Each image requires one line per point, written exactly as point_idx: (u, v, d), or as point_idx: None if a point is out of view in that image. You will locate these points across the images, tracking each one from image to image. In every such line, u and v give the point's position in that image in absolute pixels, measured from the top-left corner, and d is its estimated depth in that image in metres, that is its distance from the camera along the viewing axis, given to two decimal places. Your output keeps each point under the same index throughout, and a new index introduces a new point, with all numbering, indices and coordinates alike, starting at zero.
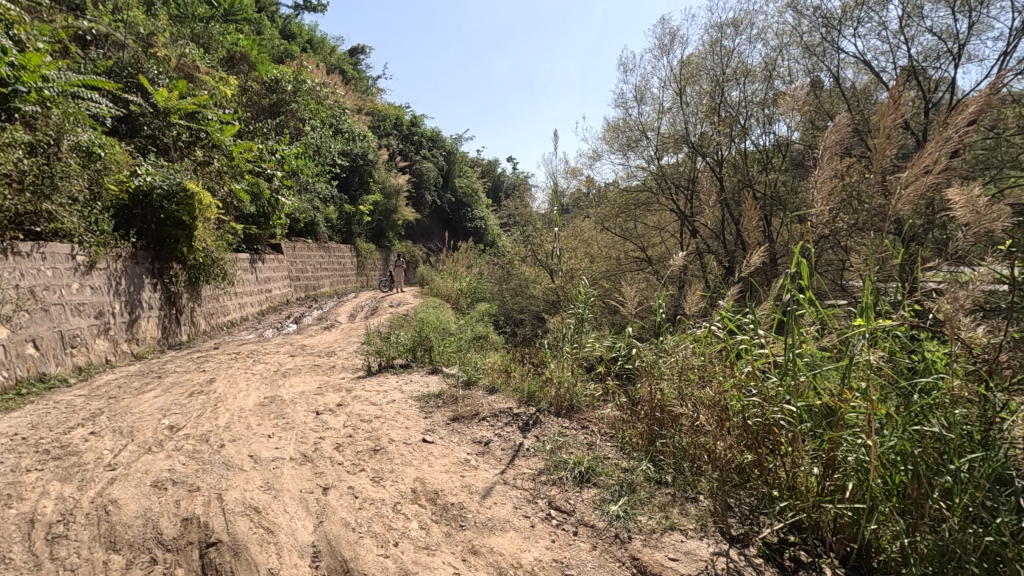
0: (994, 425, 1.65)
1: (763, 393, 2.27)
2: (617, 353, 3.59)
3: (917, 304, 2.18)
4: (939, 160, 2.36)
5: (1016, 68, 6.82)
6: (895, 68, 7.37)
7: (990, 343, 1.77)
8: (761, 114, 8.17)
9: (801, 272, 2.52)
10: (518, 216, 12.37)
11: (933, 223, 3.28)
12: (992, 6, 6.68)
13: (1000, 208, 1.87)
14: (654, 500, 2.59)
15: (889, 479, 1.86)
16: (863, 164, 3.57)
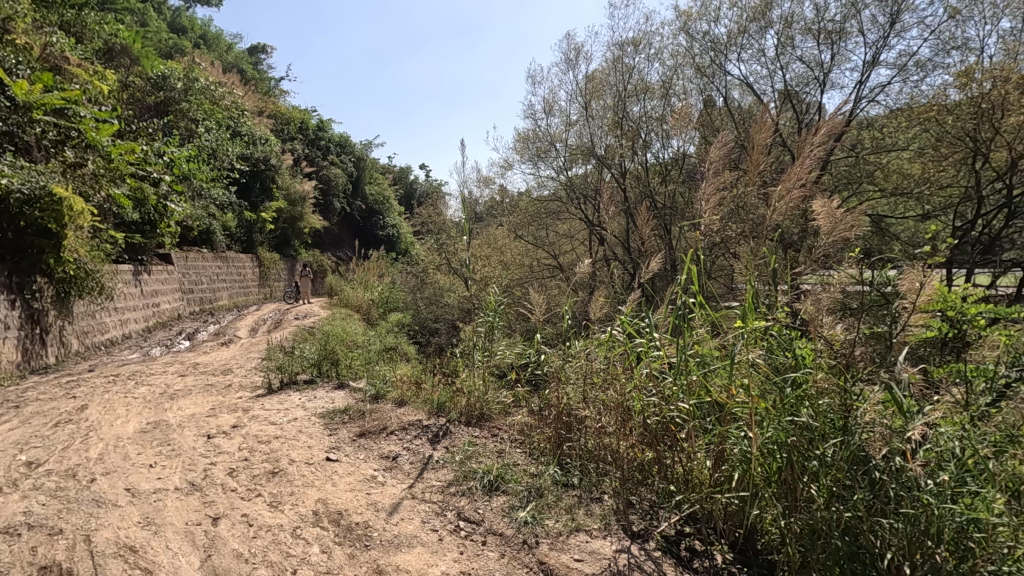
0: (850, 412, 1.85)
1: (661, 393, 2.41)
2: (527, 359, 3.64)
3: (792, 304, 2.38)
4: (805, 175, 2.64)
5: (870, 96, 7.81)
6: (773, 91, 8.18)
7: (847, 337, 1.98)
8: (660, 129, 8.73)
9: (691, 280, 2.72)
10: (430, 224, 12.29)
11: (804, 231, 3.63)
12: (849, 40, 7.60)
13: (850, 219, 2.13)
14: (561, 503, 2.64)
15: (768, 466, 2.03)
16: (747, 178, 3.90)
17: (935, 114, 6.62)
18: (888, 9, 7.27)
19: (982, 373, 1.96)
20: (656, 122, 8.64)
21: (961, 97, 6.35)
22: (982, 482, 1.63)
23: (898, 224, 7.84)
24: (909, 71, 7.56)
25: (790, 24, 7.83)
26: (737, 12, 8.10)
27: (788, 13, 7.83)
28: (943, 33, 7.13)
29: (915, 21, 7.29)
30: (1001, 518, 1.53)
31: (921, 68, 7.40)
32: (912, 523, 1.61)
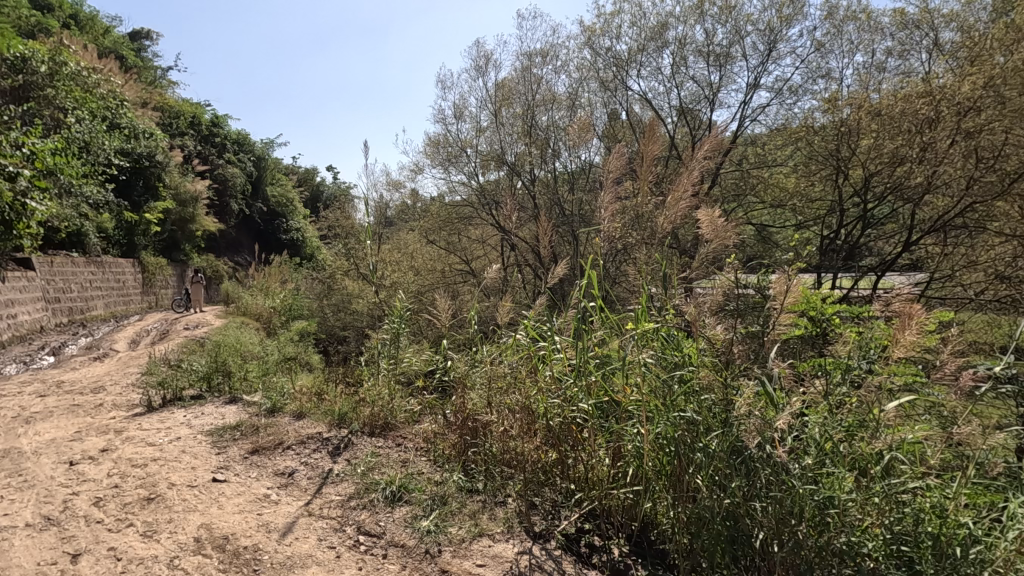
0: (730, 405, 1.98)
1: (563, 394, 2.47)
2: (434, 366, 3.57)
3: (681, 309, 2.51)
4: (692, 186, 2.82)
5: (751, 115, 8.59)
6: (670, 107, 8.81)
7: (726, 336, 2.16)
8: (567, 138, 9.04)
9: (592, 284, 2.83)
10: (338, 228, 11.86)
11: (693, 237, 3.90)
12: (735, 63, 8.30)
13: (729, 227, 2.31)
14: (465, 509, 2.63)
15: (659, 460, 2.15)
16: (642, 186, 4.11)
17: (804, 134, 7.40)
18: (766, 38, 8.00)
19: (838, 365, 2.19)
20: (563, 131, 8.93)
21: (826, 121, 7.12)
22: (837, 463, 1.83)
23: (778, 234, 8.70)
24: (785, 95, 8.38)
25: (683, 46, 8.42)
26: (636, 31, 8.60)
27: (681, 35, 8.42)
28: (811, 62, 7.99)
29: (788, 50, 8.12)
30: (852, 494, 1.73)
31: (794, 92, 8.24)
32: (780, 502, 1.76)
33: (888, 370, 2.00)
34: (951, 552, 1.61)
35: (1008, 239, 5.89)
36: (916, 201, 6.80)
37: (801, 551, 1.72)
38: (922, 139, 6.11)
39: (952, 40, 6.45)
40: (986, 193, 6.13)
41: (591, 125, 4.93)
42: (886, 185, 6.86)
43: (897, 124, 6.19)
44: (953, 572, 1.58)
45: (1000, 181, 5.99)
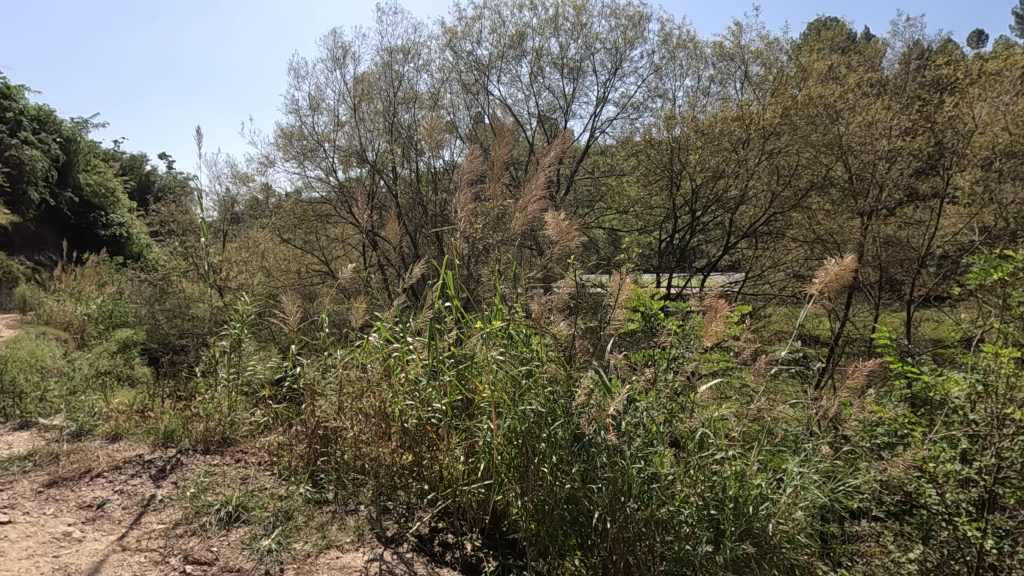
0: (571, 396, 2.11)
1: (418, 395, 2.45)
2: (281, 374, 3.33)
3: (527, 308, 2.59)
4: (539, 192, 2.94)
5: (600, 127, 9.30)
6: (529, 116, 9.32)
7: (569, 332, 2.31)
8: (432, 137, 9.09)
9: (446, 284, 2.85)
10: (172, 224, 10.58)
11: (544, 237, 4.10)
12: (587, 78, 8.91)
13: (570, 229, 2.48)
14: (312, 523, 2.50)
15: (508, 453, 2.22)
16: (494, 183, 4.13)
17: (645, 147, 7.90)
18: (612, 57, 8.69)
19: (665, 355, 2.47)
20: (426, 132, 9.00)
21: (663, 136, 7.72)
22: (660, 442, 2.05)
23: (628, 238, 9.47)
24: (629, 110, 9.18)
25: (540, 57, 8.83)
26: (495, 38, 8.86)
27: (538, 46, 8.83)
28: (650, 83, 8.85)
29: (631, 70, 8.89)
30: (671, 470, 1.96)
31: (637, 109, 9.05)
32: (612, 482, 1.93)
33: (702, 357, 2.31)
34: (747, 511, 1.94)
35: (801, 245, 7.24)
36: (735, 209, 7.72)
37: (630, 525, 1.90)
38: (737, 156, 7.09)
39: (758, 74, 7.45)
40: (784, 205, 7.37)
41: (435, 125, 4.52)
42: (710, 196, 7.84)
43: (718, 142, 7.07)
44: (748, 528, 1.91)
45: (794, 196, 7.21)
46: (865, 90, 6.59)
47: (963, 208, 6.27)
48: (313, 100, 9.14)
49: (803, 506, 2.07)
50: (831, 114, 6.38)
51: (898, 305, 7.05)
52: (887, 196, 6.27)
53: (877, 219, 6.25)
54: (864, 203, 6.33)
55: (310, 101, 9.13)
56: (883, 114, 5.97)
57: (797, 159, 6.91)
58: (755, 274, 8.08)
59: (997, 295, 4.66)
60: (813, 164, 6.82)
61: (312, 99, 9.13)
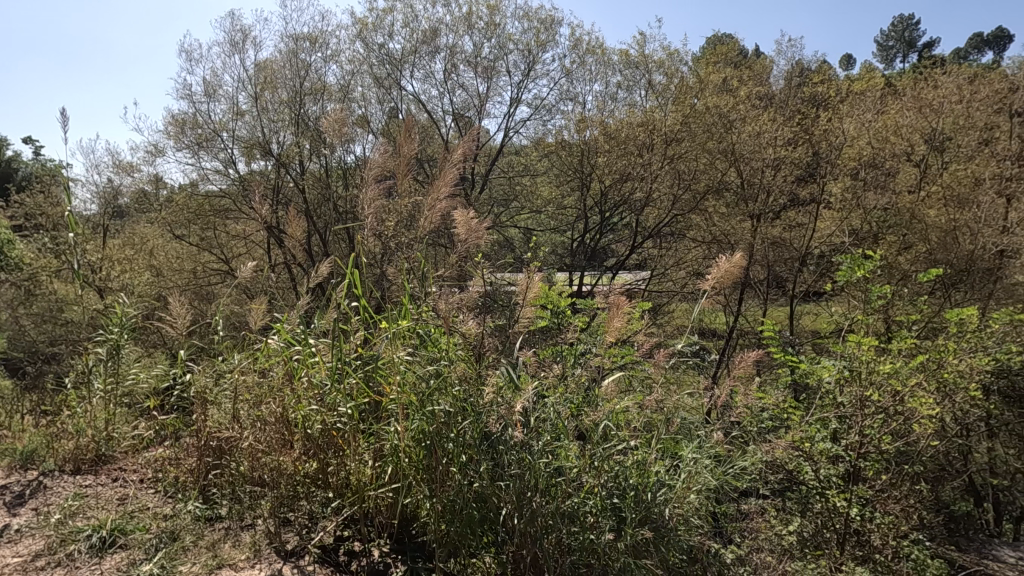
0: (478, 395, 2.11)
1: (322, 399, 2.34)
2: (168, 383, 3.06)
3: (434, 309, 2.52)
4: (449, 189, 2.88)
5: (514, 127, 9.41)
6: (443, 113, 9.24)
7: (478, 331, 2.31)
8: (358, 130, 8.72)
9: (353, 283, 2.70)
10: (39, 217, 9.40)
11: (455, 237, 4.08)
12: (501, 78, 8.96)
13: (479, 228, 2.49)
14: (202, 542, 2.31)
15: (415, 455, 2.15)
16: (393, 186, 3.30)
17: (556, 148, 8.16)
18: (525, 58, 8.80)
19: (572, 352, 2.57)
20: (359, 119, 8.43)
21: (574, 139, 7.97)
22: (566, 436, 2.11)
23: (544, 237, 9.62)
24: (541, 112, 9.34)
25: (454, 54, 8.77)
26: (408, 32, 8.68)
27: (451, 44, 8.76)
28: (562, 86, 9.05)
29: (543, 72, 9.04)
30: (576, 463, 2.03)
31: (549, 111, 9.23)
32: (520, 479, 1.96)
33: (607, 352, 2.42)
34: (647, 498, 2.07)
35: (700, 245, 7.77)
36: (640, 210, 8.13)
37: (536, 520, 1.94)
38: (641, 160, 7.42)
39: (661, 83, 7.80)
40: (684, 207, 7.89)
41: (336, 120, 3.28)
42: (618, 198, 8.17)
43: (625, 146, 7.40)
44: (647, 514, 2.04)
45: (693, 199, 7.74)
46: (754, 102, 7.14)
47: (836, 212, 7.00)
48: (208, 86, 8.48)
49: (695, 490, 2.24)
50: (726, 123, 6.83)
51: (783, 299, 7.75)
52: (773, 202, 6.80)
53: (764, 222, 6.74)
54: (753, 207, 6.78)
55: (206, 86, 8.46)
56: (769, 125, 6.46)
57: (695, 164, 7.37)
58: (658, 273, 8.61)
59: (863, 292, 5.25)
60: (709, 169, 7.29)
61: (208, 85, 8.47)
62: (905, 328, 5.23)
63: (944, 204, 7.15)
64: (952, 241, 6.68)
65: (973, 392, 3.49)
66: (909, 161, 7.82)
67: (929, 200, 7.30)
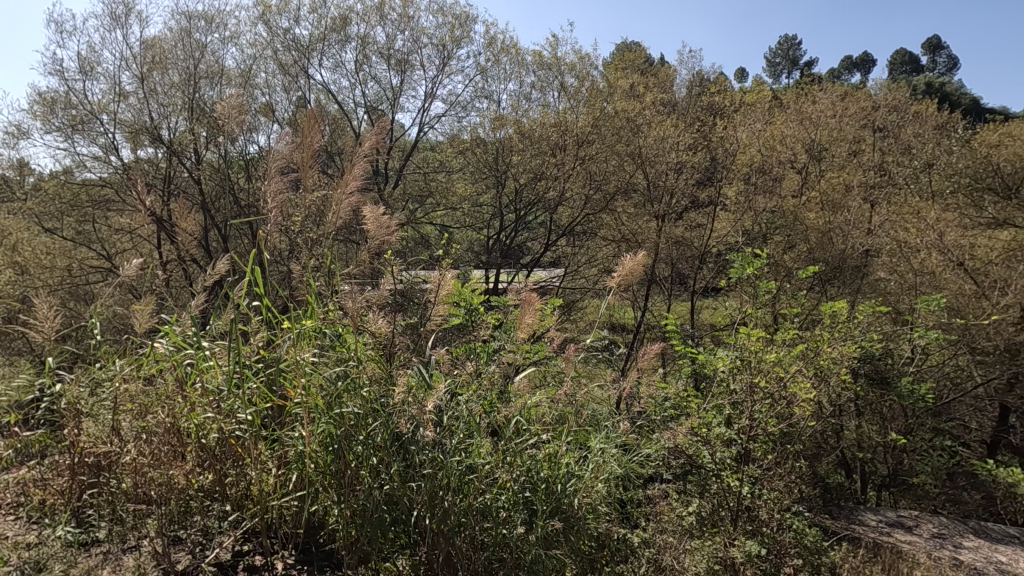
0: (388, 396, 2.07)
1: (219, 406, 2.18)
2: (33, 395, 2.71)
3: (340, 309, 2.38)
4: (357, 185, 2.72)
5: (429, 123, 9.26)
6: (355, 104, 8.92)
7: (388, 330, 2.27)
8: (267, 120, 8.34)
9: (256, 280, 2.38)
10: None
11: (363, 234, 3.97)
12: (415, 72, 8.79)
13: (390, 224, 2.43)
14: (75, 570, 2.08)
15: (321, 462, 2.00)
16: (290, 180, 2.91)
17: (472, 145, 8.25)
18: (440, 53, 8.69)
19: (485, 349, 2.63)
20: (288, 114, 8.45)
21: (491, 137, 7.97)
22: (479, 433, 2.15)
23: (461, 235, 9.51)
24: (456, 109, 9.26)
25: (365, 45, 8.49)
26: (316, 18, 8.28)
27: (363, 34, 8.46)
28: (476, 83, 9.03)
29: (458, 68, 8.97)
30: (487, 460, 2.07)
31: (464, 108, 9.17)
32: (432, 478, 1.94)
33: (520, 349, 2.47)
34: (557, 489, 2.17)
35: (610, 243, 8.10)
36: (554, 209, 8.33)
37: (448, 518, 1.94)
38: (555, 160, 7.67)
39: (573, 85, 7.95)
40: (595, 207, 8.13)
41: (235, 106, 3.01)
42: (533, 197, 8.33)
43: (538, 146, 7.64)
44: (558, 505, 2.15)
45: (604, 199, 7.96)
46: (659, 108, 7.52)
47: (731, 214, 7.55)
48: (85, 63, 7.62)
49: (603, 479, 2.38)
50: (633, 127, 7.04)
51: (685, 295, 8.26)
52: (676, 204, 7.12)
53: (667, 222, 7.07)
54: (659, 208, 7.02)
55: (82, 63, 7.60)
56: (672, 131, 6.82)
57: (605, 165, 7.65)
58: (572, 270, 8.87)
59: (754, 288, 5.72)
60: (618, 170, 7.57)
61: (84, 61, 7.61)
62: (788, 320, 5.76)
63: (821, 208, 7.95)
64: (828, 240, 7.57)
65: (844, 377, 3.92)
66: (792, 168, 8.60)
67: (809, 204, 8.06)
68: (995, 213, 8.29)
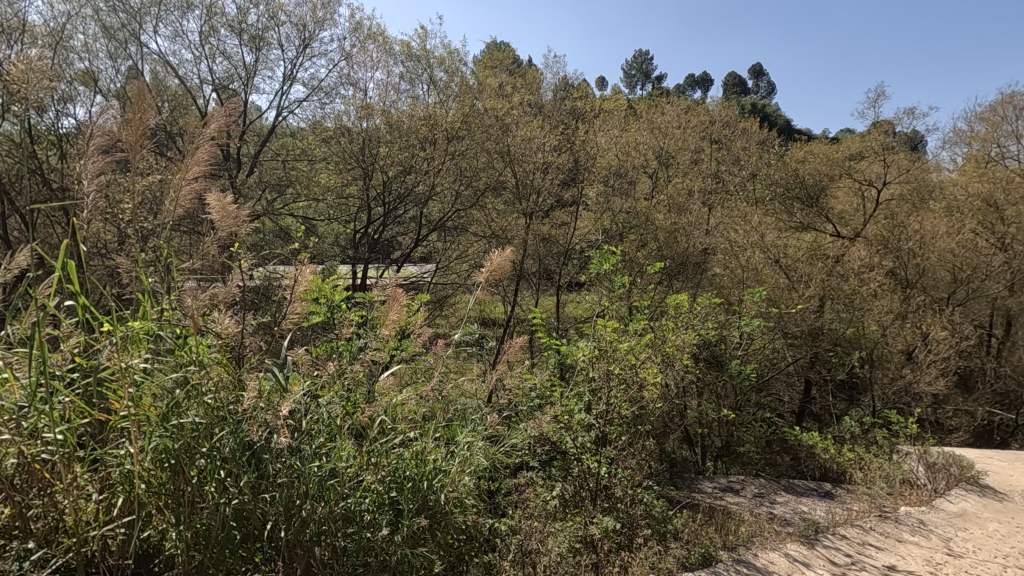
0: (235, 402, 1.88)
1: (17, 425, 1.78)
2: None
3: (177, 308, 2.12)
4: (198, 172, 2.37)
5: (288, 107, 8.63)
6: (201, 81, 8.06)
7: (237, 330, 2.07)
8: (88, 91, 7.07)
9: (71, 275, 1.94)
10: None
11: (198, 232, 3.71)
12: (271, 50, 8.14)
13: (240, 214, 2.21)
14: None
15: (155, 480, 1.77)
16: (112, 162, 2.43)
17: (337, 134, 7.42)
18: (299, 33, 8.10)
19: (349, 348, 2.54)
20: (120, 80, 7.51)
21: (366, 126, 7.26)
22: (339, 436, 2.06)
23: (325, 228, 8.88)
24: (319, 94, 8.76)
25: (211, 15, 7.71)
26: None
27: (208, 2, 7.66)
28: (341, 69, 8.59)
29: (321, 52, 8.45)
30: (349, 462, 2.00)
31: (328, 95, 8.68)
32: (287, 488, 1.83)
33: (385, 346, 2.42)
34: (423, 487, 2.19)
35: (483, 239, 8.41)
36: (424, 204, 8.20)
37: (307, 527, 1.84)
38: (425, 154, 7.46)
39: (442, 80, 7.88)
40: (465, 203, 8.36)
41: (38, 70, 2.44)
42: (400, 191, 7.86)
43: (407, 138, 7.21)
44: (424, 502, 2.16)
45: (473, 195, 8.25)
46: (524, 109, 7.80)
47: (592, 214, 8.03)
48: None
49: (469, 472, 2.44)
50: (502, 126, 7.27)
51: (551, 289, 8.64)
52: (543, 202, 7.44)
53: (534, 220, 7.46)
54: (528, 207, 7.30)
55: None
56: (538, 132, 7.09)
57: (475, 162, 7.82)
58: (442, 267, 8.75)
59: (610, 282, 6.28)
60: (488, 167, 7.74)
61: None
62: (640, 312, 6.30)
63: (668, 210, 8.75)
64: (673, 239, 8.21)
65: (685, 361, 4.39)
66: (644, 172, 9.40)
67: (658, 206, 8.86)
68: (802, 218, 10.30)
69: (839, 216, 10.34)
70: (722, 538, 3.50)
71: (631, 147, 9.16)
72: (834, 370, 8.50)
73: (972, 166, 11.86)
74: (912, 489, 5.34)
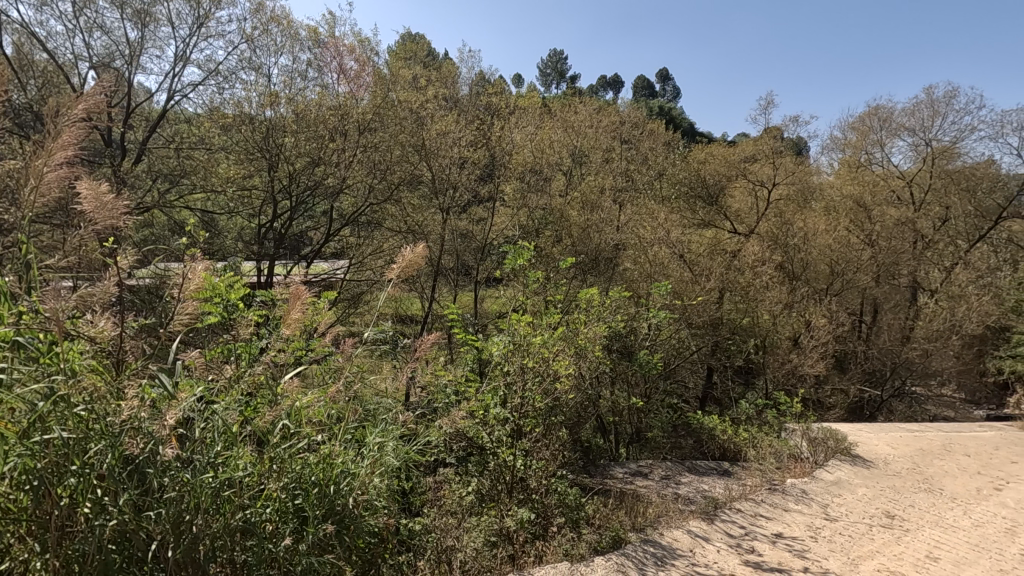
0: (112, 413, 1.70)
1: None
2: None
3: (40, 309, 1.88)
4: (69, 157, 2.08)
5: (181, 91, 7.93)
6: (76, 56, 7.22)
7: (115, 333, 1.87)
8: None
9: None
10: None
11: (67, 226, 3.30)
12: (160, 28, 7.43)
13: (120, 204, 1.99)
14: None
15: (14, 505, 1.56)
16: None
17: (238, 122, 6.86)
18: (193, 10, 7.45)
19: (248, 350, 2.39)
20: None
21: (277, 116, 6.85)
22: (236, 443, 1.94)
23: (226, 222, 8.36)
24: (216, 78, 8.14)
25: None
26: None
27: None
28: (242, 52, 8.01)
29: (217, 32, 7.83)
30: (247, 470, 1.89)
31: (227, 78, 8.08)
32: (174, 504, 1.68)
33: (289, 347, 2.29)
34: (330, 491, 2.12)
35: (397, 234, 8.19)
36: (334, 197, 7.71)
37: (201, 542, 1.71)
38: (335, 145, 7.05)
39: (353, 68, 6.90)
40: (378, 197, 7.98)
41: None
42: (307, 186, 7.47)
43: (316, 129, 6.84)
44: (330, 507, 2.10)
45: (386, 188, 7.79)
46: (440, 103, 7.63)
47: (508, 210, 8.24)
48: None
49: (380, 473, 2.36)
50: (417, 120, 7.16)
51: (469, 285, 8.61)
52: (458, 197, 7.65)
53: (451, 215, 7.60)
54: (444, 202, 7.49)
55: None
56: (453, 126, 7.19)
57: (388, 156, 7.40)
58: (357, 263, 8.44)
59: (526, 277, 6.32)
60: (401, 162, 7.49)
61: None
62: (555, 305, 6.44)
63: (581, 206, 9.00)
64: (587, 235, 8.64)
65: (596, 353, 4.53)
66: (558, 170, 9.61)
67: (571, 203, 9.08)
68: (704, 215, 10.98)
69: (736, 215, 11.16)
70: (632, 521, 3.60)
71: (544, 144, 9.28)
72: (732, 357, 9.15)
73: (845, 170, 13.20)
74: (797, 462, 5.87)
